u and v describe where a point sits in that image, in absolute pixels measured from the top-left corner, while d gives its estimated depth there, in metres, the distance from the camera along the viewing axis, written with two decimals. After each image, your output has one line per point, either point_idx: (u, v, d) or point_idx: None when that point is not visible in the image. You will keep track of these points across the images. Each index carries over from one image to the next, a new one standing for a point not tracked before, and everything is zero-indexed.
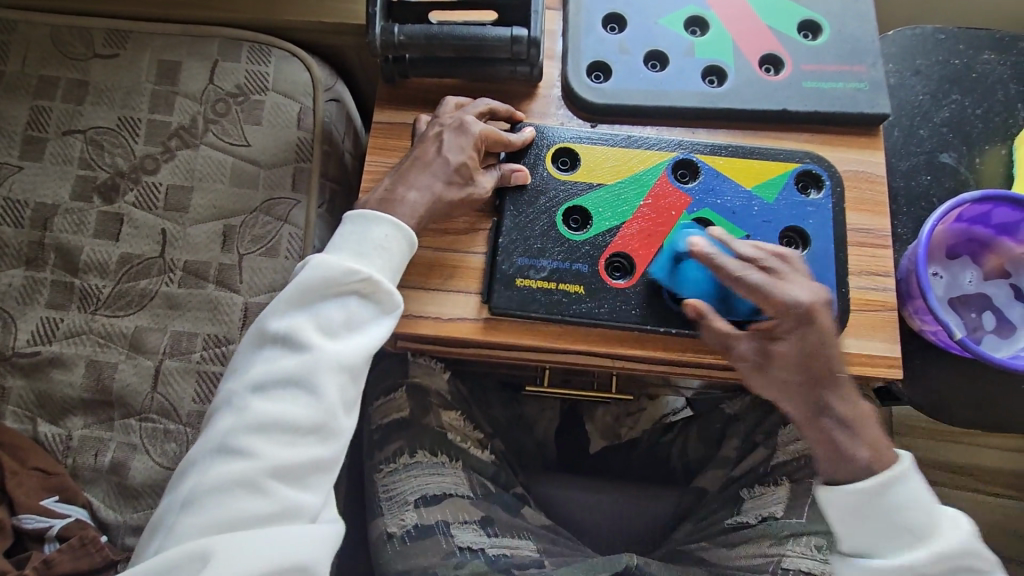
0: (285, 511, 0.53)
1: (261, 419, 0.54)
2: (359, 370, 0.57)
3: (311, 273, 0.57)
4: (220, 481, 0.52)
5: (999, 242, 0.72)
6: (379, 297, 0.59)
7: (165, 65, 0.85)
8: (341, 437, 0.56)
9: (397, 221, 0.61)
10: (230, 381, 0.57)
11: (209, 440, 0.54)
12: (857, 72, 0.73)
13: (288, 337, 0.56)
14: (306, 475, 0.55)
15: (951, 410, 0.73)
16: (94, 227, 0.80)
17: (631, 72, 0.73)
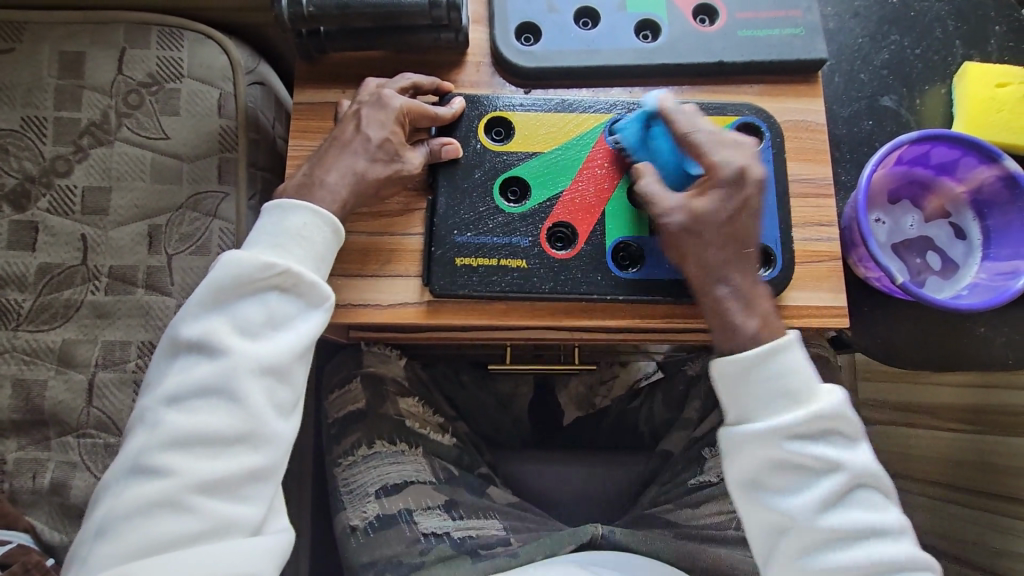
0: (215, 527, 0.52)
1: (175, 435, 0.53)
2: (282, 370, 0.56)
3: (217, 278, 0.56)
4: (136, 503, 0.51)
5: (939, 181, 0.72)
6: (297, 293, 0.57)
7: (68, 57, 0.78)
8: (267, 444, 0.55)
9: (314, 207, 0.59)
10: (144, 398, 0.55)
11: (122, 463, 0.53)
12: (792, 17, 0.71)
13: (201, 344, 0.55)
14: (232, 487, 0.53)
15: (902, 355, 0.74)
16: (7, 238, 0.74)
17: (562, 32, 0.70)
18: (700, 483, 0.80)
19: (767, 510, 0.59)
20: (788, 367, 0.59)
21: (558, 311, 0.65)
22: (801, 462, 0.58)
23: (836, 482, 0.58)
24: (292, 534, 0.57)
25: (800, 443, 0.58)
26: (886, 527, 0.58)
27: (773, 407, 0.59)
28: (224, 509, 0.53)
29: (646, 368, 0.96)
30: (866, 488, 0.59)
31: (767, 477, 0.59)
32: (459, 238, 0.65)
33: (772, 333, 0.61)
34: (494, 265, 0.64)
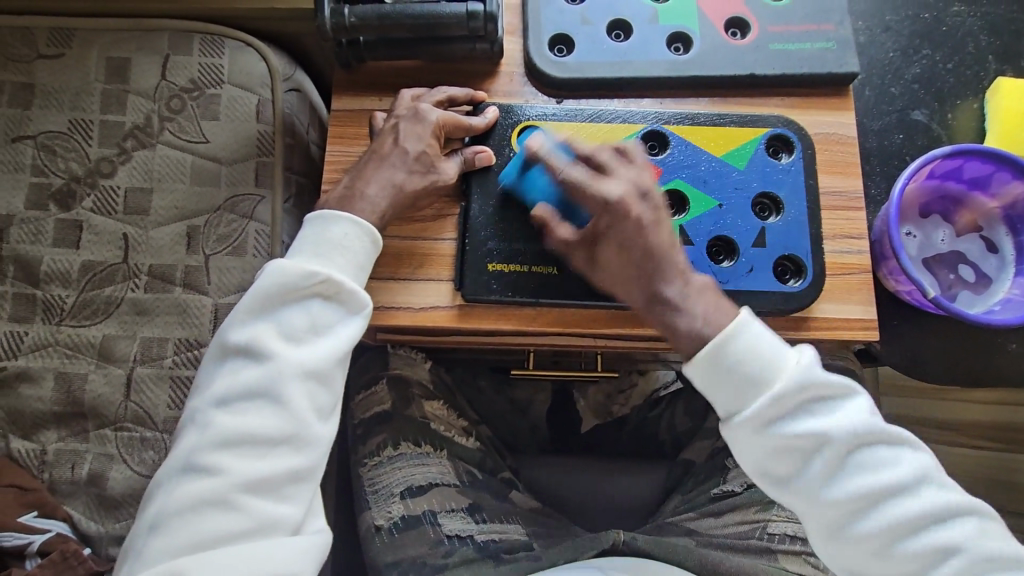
0: (261, 525, 0.53)
1: (223, 435, 0.54)
2: (326, 375, 0.57)
3: (263, 286, 0.57)
4: (188, 501, 0.53)
5: (971, 197, 0.72)
6: (338, 300, 0.59)
7: (114, 63, 0.81)
8: (309, 447, 0.56)
9: (355, 218, 0.60)
10: (193, 400, 0.57)
11: (174, 461, 0.55)
12: (825, 31, 0.71)
13: (249, 347, 0.56)
14: (277, 487, 0.55)
15: (933, 369, 0.73)
16: (53, 236, 0.77)
17: (595, 43, 0.71)
18: (724, 492, 0.80)
19: (788, 440, 0.56)
20: (742, 351, 0.57)
21: (586, 317, 0.66)
22: (777, 417, 0.56)
23: (832, 456, 0.56)
24: (332, 534, 0.58)
25: (788, 423, 0.56)
26: (923, 475, 0.57)
27: (784, 377, 0.56)
28: (269, 508, 0.54)
29: (665, 377, 0.94)
30: (870, 446, 0.56)
31: (771, 463, 0.57)
32: (491, 244, 0.66)
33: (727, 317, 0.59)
34: (525, 271, 0.66)
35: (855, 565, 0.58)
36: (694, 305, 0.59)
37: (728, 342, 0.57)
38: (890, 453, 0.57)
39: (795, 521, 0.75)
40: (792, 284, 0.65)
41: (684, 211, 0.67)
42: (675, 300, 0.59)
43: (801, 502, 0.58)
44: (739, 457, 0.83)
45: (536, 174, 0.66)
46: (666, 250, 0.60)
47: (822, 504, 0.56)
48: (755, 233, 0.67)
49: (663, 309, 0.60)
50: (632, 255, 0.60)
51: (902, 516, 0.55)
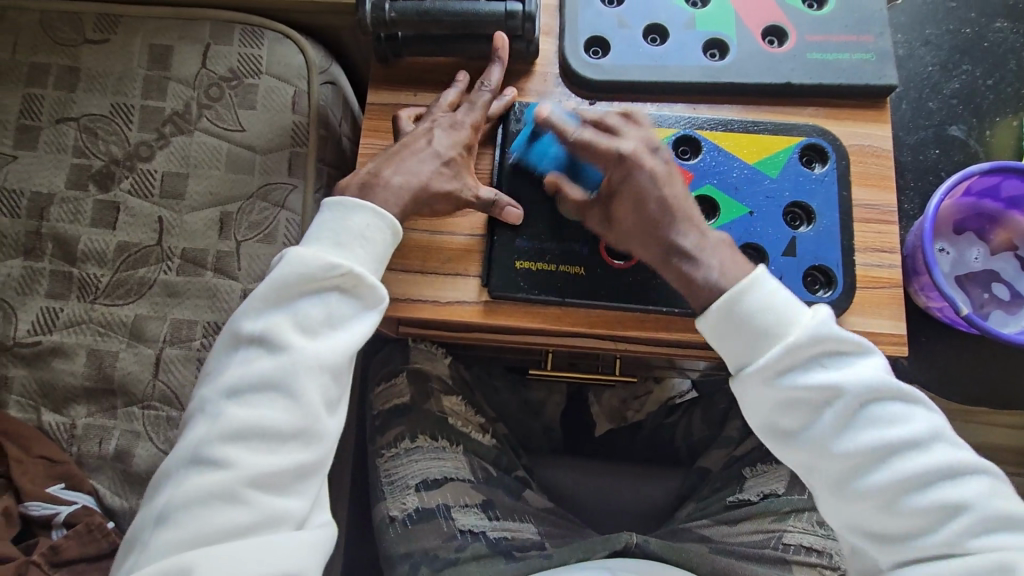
0: (268, 519, 0.54)
1: (234, 427, 0.55)
2: (339, 370, 0.58)
3: (281, 275, 0.58)
4: (196, 493, 0.53)
5: (1008, 216, 0.71)
6: (355, 294, 0.59)
7: (157, 50, 0.83)
8: (318, 442, 0.57)
9: (376, 209, 0.60)
10: (204, 388, 0.58)
11: (183, 451, 0.55)
12: (864, 42, 0.71)
13: (265, 337, 0.57)
14: (284, 481, 0.55)
15: (960, 388, 0.72)
16: (91, 216, 0.79)
17: (630, 47, 0.72)
18: (740, 501, 0.79)
19: (799, 390, 0.55)
20: (758, 306, 0.57)
21: (611, 320, 0.66)
22: (791, 367, 0.56)
23: (841, 408, 0.55)
24: (334, 529, 0.58)
25: (795, 376, 0.55)
26: (935, 432, 0.55)
27: (797, 332, 0.56)
28: (275, 502, 0.55)
29: (680, 386, 0.95)
30: (879, 403, 0.55)
31: (779, 416, 0.57)
32: (521, 242, 0.67)
33: (740, 272, 0.59)
34: (552, 270, 0.66)
35: (861, 525, 0.56)
36: (709, 258, 0.59)
37: (743, 294, 0.57)
38: (903, 409, 0.55)
39: (810, 533, 0.74)
40: (821, 296, 0.65)
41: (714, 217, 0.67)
42: (692, 250, 0.60)
43: (812, 459, 0.57)
44: (756, 468, 0.82)
45: (547, 140, 0.68)
46: (683, 201, 0.61)
47: (834, 456, 0.55)
48: (785, 242, 0.66)
49: (678, 261, 0.60)
50: (637, 213, 0.61)
51: (911, 472, 0.54)
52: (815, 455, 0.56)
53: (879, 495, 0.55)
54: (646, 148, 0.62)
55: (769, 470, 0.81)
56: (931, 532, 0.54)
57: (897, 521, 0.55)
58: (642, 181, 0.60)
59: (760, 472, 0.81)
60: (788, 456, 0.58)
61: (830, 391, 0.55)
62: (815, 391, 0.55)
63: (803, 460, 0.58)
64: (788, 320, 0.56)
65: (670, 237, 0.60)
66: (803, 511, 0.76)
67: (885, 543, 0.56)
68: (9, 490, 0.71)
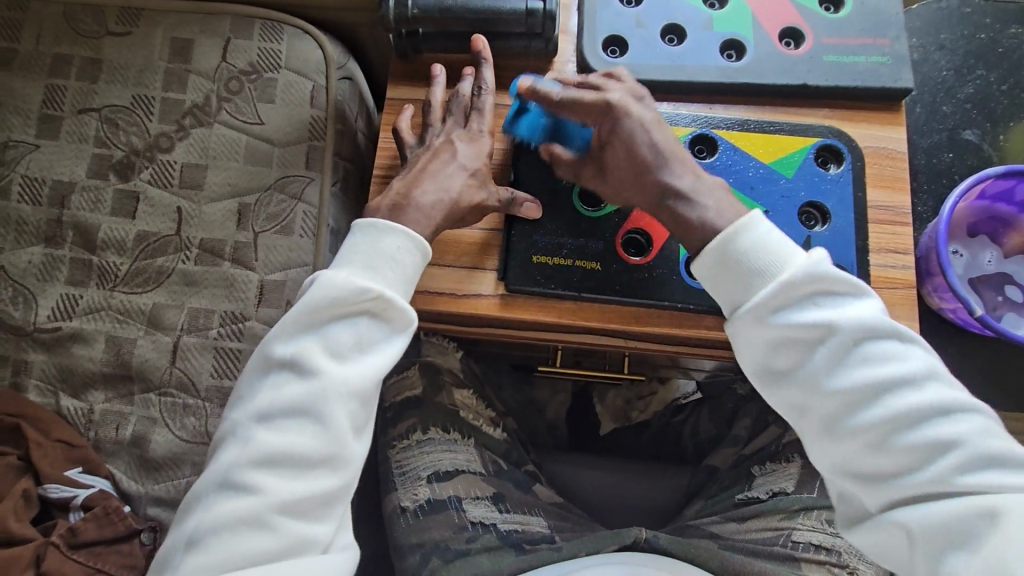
0: (294, 545, 0.54)
1: (263, 453, 0.54)
2: (366, 395, 0.57)
3: (313, 299, 0.57)
4: (224, 519, 0.53)
5: (1022, 220, 0.71)
6: (385, 318, 0.58)
7: (178, 43, 0.85)
8: (345, 466, 0.57)
9: (407, 231, 0.59)
10: (235, 412, 0.57)
11: (214, 475, 0.55)
12: (880, 45, 0.71)
13: (295, 362, 0.56)
14: (311, 506, 0.55)
15: (971, 389, 0.72)
16: (111, 205, 0.80)
17: (648, 46, 0.72)
18: (748, 498, 0.80)
19: (793, 328, 0.55)
20: (750, 246, 0.57)
21: (626, 315, 0.66)
22: (785, 305, 0.55)
23: (833, 346, 0.54)
24: (357, 550, 0.59)
25: (789, 313, 0.55)
26: (929, 371, 0.54)
27: (790, 270, 0.56)
28: (303, 528, 0.55)
29: (685, 387, 0.96)
30: (872, 342, 0.55)
31: (772, 356, 0.56)
32: (537, 237, 0.67)
33: (734, 216, 0.59)
34: (568, 266, 0.67)
35: (851, 467, 0.55)
36: (704, 199, 0.60)
37: (735, 235, 0.57)
38: (898, 347, 0.55)
39: (820, 531, 0.73)
40: None
41: None
42: (686, 192, 0.60)
43: (803, 398, 0.56)
44: (765, 466, 0.82)
45: (533, 111, 0.67)
46: (674, 146, 0.61)
47: (824, 394, 0.55)
48: (800, 241, 0.67)
49: (673, 206, 0.60)
50: (631, 162, 0.61)
51: (903, 411, 0.53)
52: (807, 394, 0.56)
53: (867, 433, 0.53)
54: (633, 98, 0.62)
55: (776, 469, 0.80)
56: (924, 470, 0.52)
57: (888, 458, 0.53)
58: (633, 129, 0.60)
59: (769, 471, 0.81)
60: (778, 397, 0.58)
61: (824, 327, 0.54)
62: (809, 329, 0.55)
63: (794, 400, 0.57)
64: (781, 259, 0.56)
65: (664, 181, 0.60)
66: (812, 509, 0.75)
67: (875, 485, 0.54)
68: (27, 473, 0.72)
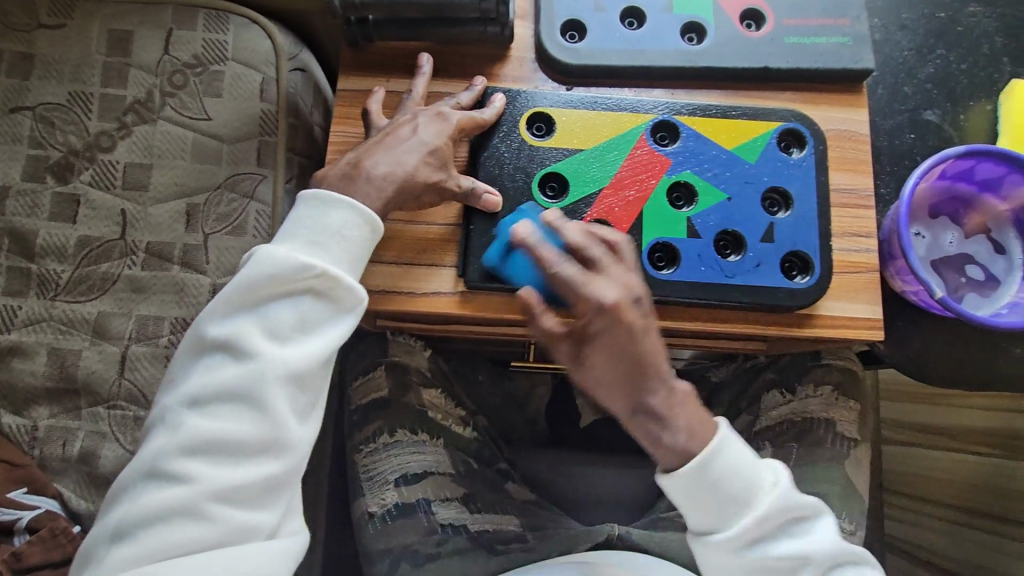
0: (231, 534, 0.51)
1: (196, 440, 0.52)
2: (308, 378, 0.55)
3: (250, 276, 0.54)
4: (154, 508, 0.51)
5: (982, 199, 0.71)
6: (330, 297, 0.56)
7: (116, 35, 0.80)
8: (287, 452, 0.54)
9: (353, 204, 0.57)
10: (166, 398, 0.55)
11: (142, 463, 0.53)
12: (841, 26, 0.70)
13: (230, 344, 0.54)
14: (250, 495, 0.53)
15: (938, 371, 0.72)
16: (49, 210, 0.76)
17: (607, 30, 0.70)
18: None
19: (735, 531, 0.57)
20: (721, 467, 0.57)
21: None
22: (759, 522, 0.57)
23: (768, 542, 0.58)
24: (306, 537, 0.56)
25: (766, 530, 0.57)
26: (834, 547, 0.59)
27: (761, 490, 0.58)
28: (242, 516, 0.52)
29: None
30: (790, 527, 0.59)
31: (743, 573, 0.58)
32: (498, 230, 0.65)
33: (705, 434, 0.58)
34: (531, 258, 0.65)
35: None
36: (678, 419, 0.57)
37: (709, 460, 0.57)
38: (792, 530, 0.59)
39: None
40: (799, 282, 0.64)
41: (692, 204, 0.67)
42: (660, 412, 0.56)
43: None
44: None
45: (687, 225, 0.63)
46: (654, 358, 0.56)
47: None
48: (763, 228, 0.66)
49: (645, 421, 0.57)
50: (624, 368, 0.56)
51: None
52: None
53: None
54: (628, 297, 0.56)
55: None
56: None
57: None
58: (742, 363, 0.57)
59: None
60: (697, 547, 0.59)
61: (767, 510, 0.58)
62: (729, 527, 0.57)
63: None
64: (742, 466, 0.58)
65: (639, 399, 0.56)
66: None
67: None
68: None
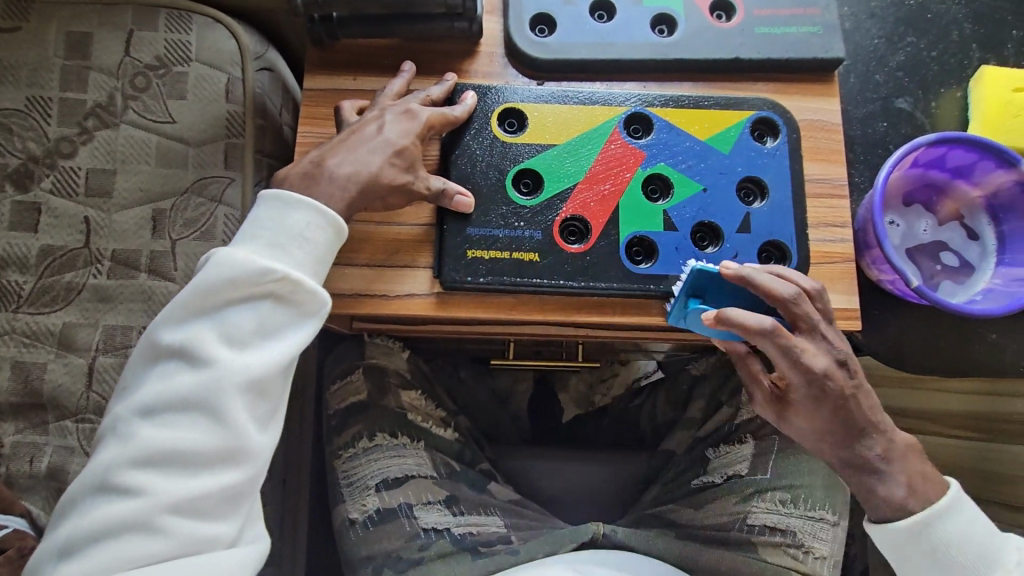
0: (186, 547, 0.50)
1: (150, 450, 0.50)
2: (267, 385, 0.53)
3: (206, 279, 0.53)
4: (104, 523, 0.49)
5: (953, 186, 0.71)
6: (291, 301, 0.55)
7: (74, 38, 0.77)
8: (246, 461, 0.53)
9: (317, 205, 0.56)
10: (117, 406, 0.53)
11: (91, 476, 0.51)
12: (811, 15, 0.70)
13: (184, 350, 0.52)
14: (207, 506, 0.51)
15: (911, 358, 0.73)
16: (9, 219, 0.73)
17: (577, 23, 0.69)
18: (704, 483, 0.80)
19: None
20: (944, 535, 0.60)
21: (567, 306, 0.64)
22: None
23: None
24: (266, 546, 0.56)
25: None
26: None
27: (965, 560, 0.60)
28: (199, 528, 0.51)
29: (645, 367, 0.95)
30: None
31: None
32: (471, 230, 0.64)
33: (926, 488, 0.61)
34: (505, 258, 0.64)
35: None
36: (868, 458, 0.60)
37: (938, 519, 0.60)
38: None
39: (774, 512, 0.74)
40: (777, 271, 0.64)
41: (667, 196, 0.66)
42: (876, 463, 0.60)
43: None
44: (719, 448, 0.81)
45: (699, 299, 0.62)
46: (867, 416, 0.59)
47: None
48: (739, 219, 0.66)
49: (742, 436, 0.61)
50: (834, 416, 0.58)
51: None
52: None
53: None
54: (835, 363, 0.58)
55: (731, 451, 0.80)
56: None
57: None
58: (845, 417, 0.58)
59: (723, 453, 0.80)
60: None
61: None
62: None
63: None
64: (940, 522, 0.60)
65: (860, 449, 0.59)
66: (766, 491, 0.75)
67: None
68: None
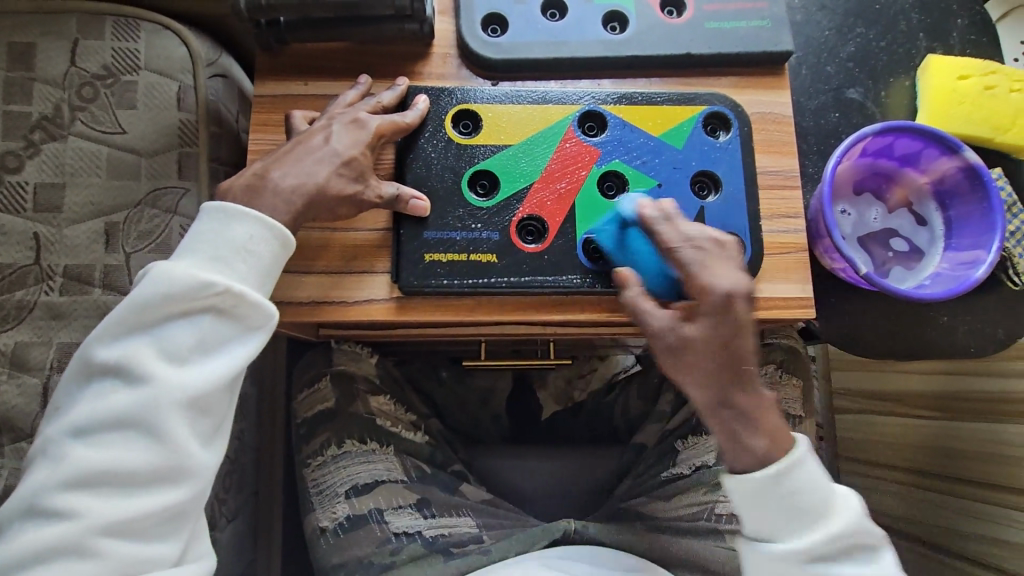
0: (123, 569, 0.50)
1: (83, 472, 0.50)
2: (208, 402, 0.53)
3: (141, 295, 0.52)
4: (34, 548, 0.48)
5: (902, 173, 0.73)
6: (234, 314, 0.54)
7: (16, 49, 0.75)
8: (187, 480, 0.52)
9: (259, 216, 0.55)
10: (49, 427, 0.52)
11: (21, 500, 0.50)
12: (759, 9, 0.71)
13: (119, 369, 0.51)
14: (145, 527, 0.51)
15: (867, 344, 0.75)
16: None
17: (528, 23, 0.69)
18: (674, 475, 0.79)
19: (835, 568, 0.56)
20: (799, 485, 0.56)
21: (528, 305, 0.64)
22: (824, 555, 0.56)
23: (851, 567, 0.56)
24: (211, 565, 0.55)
25: (820, 565, 0.56)
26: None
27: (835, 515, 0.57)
28: (136, 549, 0.50)
29: (625, 361, 0.95)
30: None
31: None
32: (428, 234, 0.64)
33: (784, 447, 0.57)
34: (463, 260, 0.64)
35: None
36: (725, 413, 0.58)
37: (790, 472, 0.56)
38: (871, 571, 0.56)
39: None
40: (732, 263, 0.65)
41: (623, 193, 0.67)
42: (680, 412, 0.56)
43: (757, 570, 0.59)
44: (687, 440, 0.81)
45: (637, 235, 0.64)
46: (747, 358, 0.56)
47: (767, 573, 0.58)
48: (694, 213, 0.66)
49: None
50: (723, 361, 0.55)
51: None
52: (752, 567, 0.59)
53: None
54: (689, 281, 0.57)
55: (698, 442, 0.80)
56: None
57: None
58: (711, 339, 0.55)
59: (691, 444, 0.80)
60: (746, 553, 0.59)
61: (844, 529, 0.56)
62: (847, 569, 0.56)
63: None
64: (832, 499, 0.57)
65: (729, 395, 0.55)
66: None
67: None
68: None
